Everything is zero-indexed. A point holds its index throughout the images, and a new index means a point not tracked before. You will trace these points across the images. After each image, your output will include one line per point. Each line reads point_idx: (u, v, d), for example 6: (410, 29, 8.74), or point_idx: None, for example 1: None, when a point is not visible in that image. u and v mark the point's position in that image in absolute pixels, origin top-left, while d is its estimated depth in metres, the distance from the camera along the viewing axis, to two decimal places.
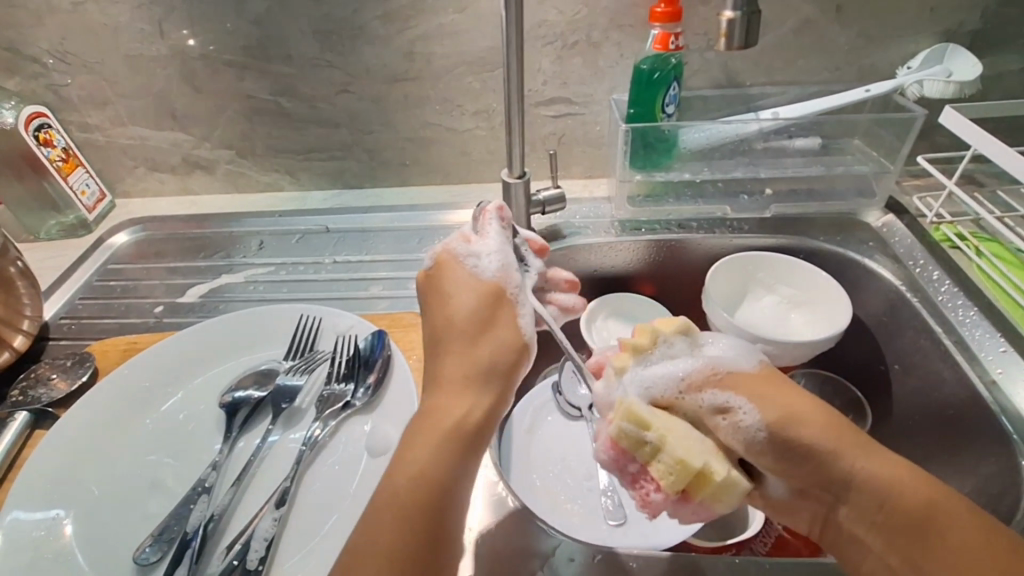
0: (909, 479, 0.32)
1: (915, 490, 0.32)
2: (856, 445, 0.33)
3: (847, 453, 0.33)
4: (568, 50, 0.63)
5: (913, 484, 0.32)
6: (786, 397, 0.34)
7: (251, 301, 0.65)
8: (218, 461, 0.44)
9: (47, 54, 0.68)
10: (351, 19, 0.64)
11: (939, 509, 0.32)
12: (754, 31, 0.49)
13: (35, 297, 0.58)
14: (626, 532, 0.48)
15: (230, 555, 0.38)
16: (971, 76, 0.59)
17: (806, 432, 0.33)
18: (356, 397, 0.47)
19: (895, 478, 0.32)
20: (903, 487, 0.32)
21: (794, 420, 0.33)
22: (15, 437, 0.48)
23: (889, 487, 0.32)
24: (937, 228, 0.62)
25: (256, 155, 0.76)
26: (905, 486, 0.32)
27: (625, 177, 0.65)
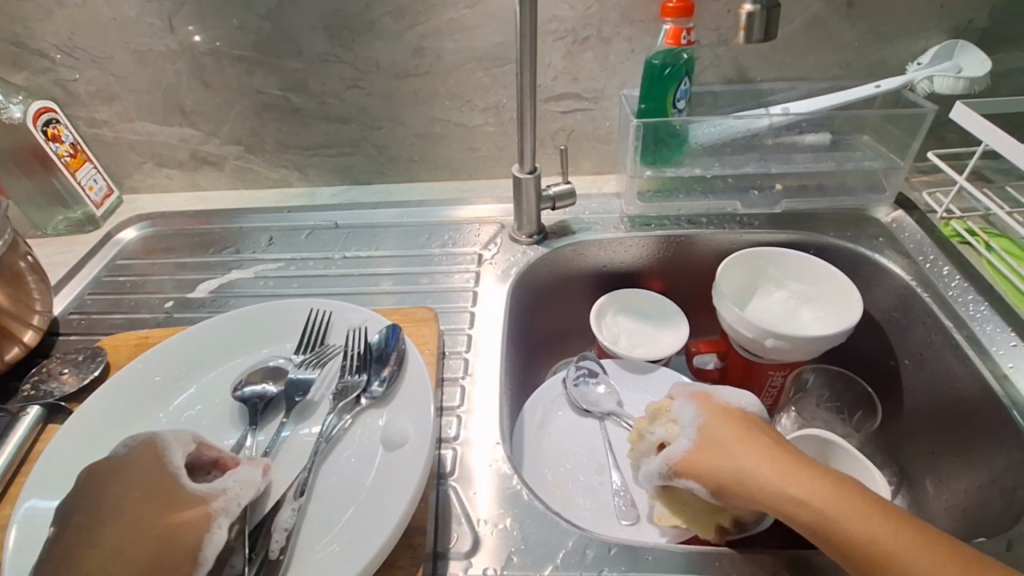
0: (829, 494, 0.36)
1: (837, 504, 0.35)
2: (778, 476, 0.38)
3: (755, 482, 0.38)
4: (578, 45, 0.63)
5: (837, 498, 0.36)
6: (715, 433, 0.42)
7: (261, 296, 0.65)
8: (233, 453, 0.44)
9: (55, 48, 0.68)
10: (361, 14, 0.64)
11: (858, 520, 0.34)
12: (773, 22, 0.49)
13: (45, 292, 0.58)
14: (640, 528, 0.47)
15: None
16: (980, 74, 0.59)
17: (731, 472, 0.39)
18: (372, 390, 0.47)
19: (817, 497, 0.36)
20: (824, 503, 0.36)
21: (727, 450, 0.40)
22: (28, 432, 0.48)
23: (808, 505, 0.36)
24: (947, 224, 0.62)
25: (264, 150, 0.76)
26: (828, 498, 0.36)
27: (635, 173, 0.65)
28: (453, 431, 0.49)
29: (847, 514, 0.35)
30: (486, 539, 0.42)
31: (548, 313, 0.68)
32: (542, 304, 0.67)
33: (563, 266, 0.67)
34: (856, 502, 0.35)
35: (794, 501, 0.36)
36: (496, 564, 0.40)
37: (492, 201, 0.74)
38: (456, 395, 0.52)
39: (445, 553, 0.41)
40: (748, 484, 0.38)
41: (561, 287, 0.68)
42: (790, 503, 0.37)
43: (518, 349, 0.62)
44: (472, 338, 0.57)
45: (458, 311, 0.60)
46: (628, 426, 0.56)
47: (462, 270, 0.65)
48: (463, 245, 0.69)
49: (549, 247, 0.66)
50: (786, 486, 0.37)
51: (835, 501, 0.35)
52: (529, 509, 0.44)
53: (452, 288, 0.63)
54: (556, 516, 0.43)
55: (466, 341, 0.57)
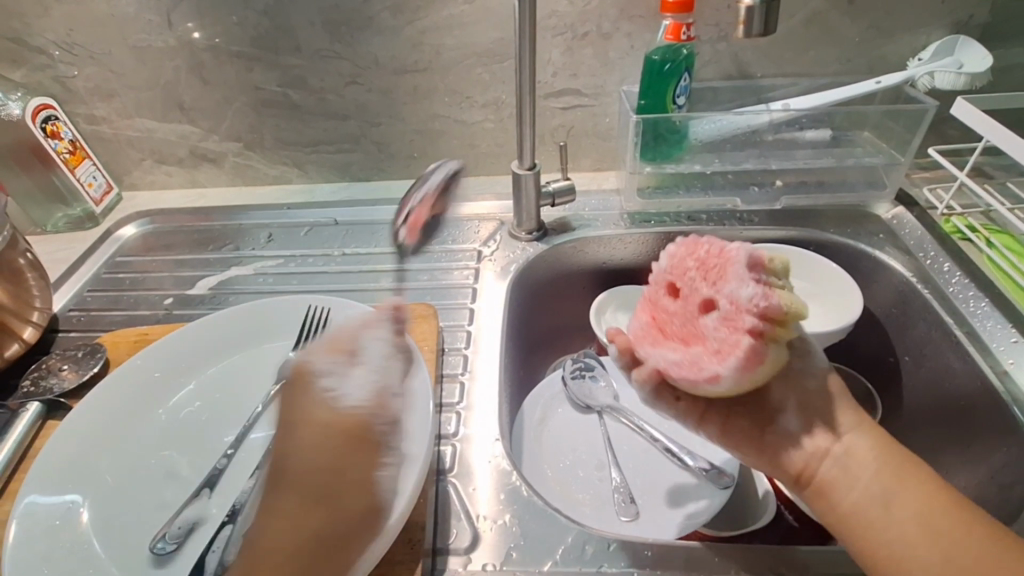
0: (938, 504, 0.33)
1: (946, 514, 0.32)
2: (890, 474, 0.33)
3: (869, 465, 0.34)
4: (578, 41, 0.63)
5: (942, 508, 0.33)
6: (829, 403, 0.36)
7: (260, 293, 0.65)
8: (233, 448, 0.45)
9: (54, 45, 0.68)
10: (360, 10, 0.64)
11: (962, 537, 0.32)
12: (773, 17, 0.49)
13: (45, 288, 0.58)
14: (639, 524, 0.47)
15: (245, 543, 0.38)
16: (982, 69, 0.59)
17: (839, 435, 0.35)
18: None
19: (930, 503, 0.33)
20: (933, 508, 0.32)
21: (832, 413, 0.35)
22: (27, 427, 0.48)
23: (918, 504, 0.33)
24: (948, 220, 0.62)
25: (264, 148, 0.76)
26: (939, 505, 0.33)
27: (635, 169, 0.65)
28: (452, 428, 0.49)
29: (951, 530, 0.32)
30: (486, 535, 0.42)
31: (548, 310, 0.68)
32: (542, 300, 0.67)
33: (562, 262, 0.67)
34: (959, 515, 0.33)
35: (908, 496, 0.33)
36: (495, 560, 0.40)
37: (491, 198, 0.73)
38: (456, 392, 0.52)
39: (444, 548, 0.41)
40: (866, 461, 0.34)
41: (561, 283, 0.68)
42: (897, 493, 0.33)
43: (518, 345, 0.62)
44: (471, 335, 0.57)
45: (458, 308, 0.60)
46: (627, 421, 0.55)
47: (462, 266, 0.65)
48: (462, 242, 0.69)
49: (548, 243, 0.66)
50: (902, 481, 0.33)
51: (944, 510, 0.32)
52: (527, 506, 0.43)
53: (452, 285, 0.63)
54: (555, 512, 0.43)
55: (465, 338, 0.57)
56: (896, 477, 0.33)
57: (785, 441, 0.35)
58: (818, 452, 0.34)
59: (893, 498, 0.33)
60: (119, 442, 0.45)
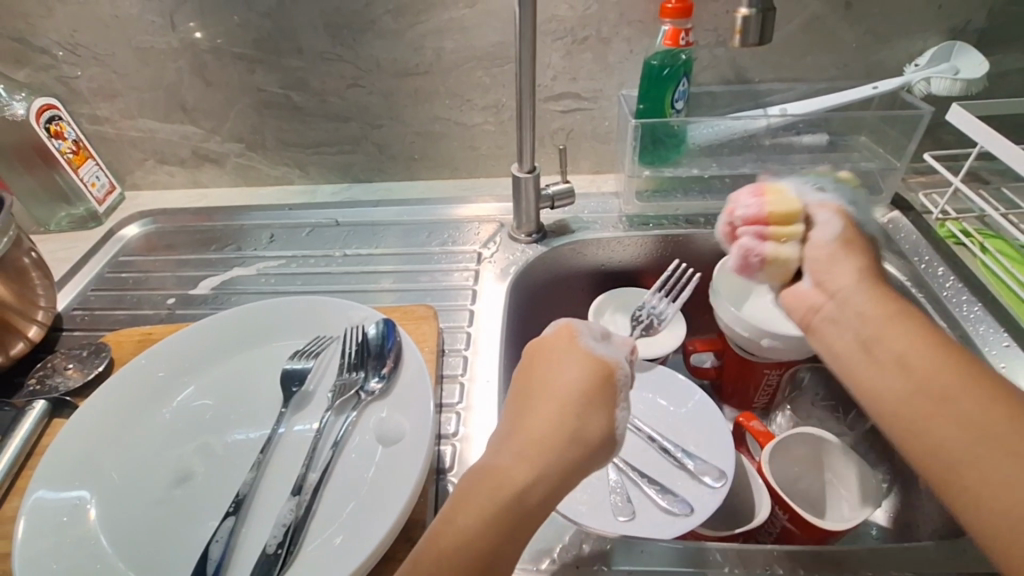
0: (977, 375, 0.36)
1: (984, 403, 0.34)
2: (940, 365, 0.37)
3: (921, 356, 0.38)
4: (577, 46, 0.64)
5: (990, 401, 0.34)
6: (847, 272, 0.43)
7: (262, 293, 0.65)
8: (265, 444, 0.45)
9: (57, 45, 0.69)
10: (362, 13, 0.64)
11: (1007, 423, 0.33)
12: (768, 27, 0.50)
13: (49, 287, 0.59)
14: (636, 525, 0.47)
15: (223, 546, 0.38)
16: (977, 75, 0.59)
17: (897, 348, 0.39)
18: (370, 386, 0.48)
19: (967, 405, 0.35)
20: (979, 404, 0.34)
21: (827, 264, 0.44)
22: (34, 425, 0.49)
23: (913, 358, 0.38)
24: (942, 225, 0.63)
25: (266, 148, 0.76)
26: (940, 395, 0.36)
27: (633, 173, 0.65)
28: (452, 428, 0.50)
29: (945, 386, 0.36)
30: None
31: (544, 309, 0.68)
32: (539, 302, 0.68)
33: (561, 264, 0.68)
34: (949, 355, 0.37)
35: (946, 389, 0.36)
36: None
37: (491, 200, 0.74)
38: (456, 392, 0.52)
39: None
40: (855, 314, 0.41)
41: (562, 285, 0.69)
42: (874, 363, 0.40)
43: (518, 345, 0.63)
44: (471, 336, 0.58)
45: (457, 309, 0.61)
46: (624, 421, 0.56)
47: (462, 268, 0.66)
48: (463, 244, 0.69)
49: (548, 245, 0.67)
50: (915, 356, 0.38)
51: (941, 364, 0.37)
52: None
53: (452, 287, 0.64)
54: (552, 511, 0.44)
55: (465, 339, 0.57)
56: (883, 334, 0.40)
57: (802, 299, 0.45)
58: (815, 305, 0.44)
59: (904, 428, 0.37)
60: (123, 442, 0.46)
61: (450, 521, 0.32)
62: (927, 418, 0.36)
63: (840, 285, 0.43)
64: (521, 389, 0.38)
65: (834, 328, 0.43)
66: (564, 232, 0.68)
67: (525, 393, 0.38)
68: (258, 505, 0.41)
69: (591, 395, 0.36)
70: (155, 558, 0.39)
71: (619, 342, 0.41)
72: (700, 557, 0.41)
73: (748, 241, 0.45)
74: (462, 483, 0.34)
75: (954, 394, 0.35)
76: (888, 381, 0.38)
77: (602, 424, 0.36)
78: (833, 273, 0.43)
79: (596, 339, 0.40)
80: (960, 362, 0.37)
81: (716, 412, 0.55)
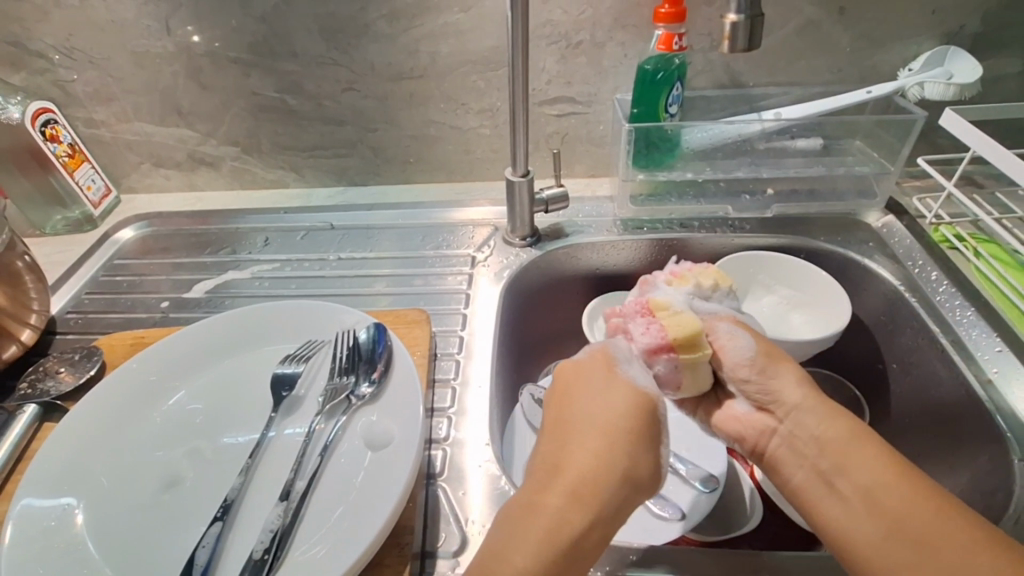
0: (912, 491, 0.35)
1: (918, 502, 0.35)
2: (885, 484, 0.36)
3: (859, 477, 0.37)
4: (571, 50, 0.64)
5: (913, 502, 0.35)
6: (773, 349, 0.43)
7: (256, 297, 0.65)
8: (254, 449, 0.45)
9: (53, 49, 0.69)
10: (356, 17, 0.65)
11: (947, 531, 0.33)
12: (757, 32, 0.50)
13: (43, 291, 0.59)
14: (628, 530, 0.47)
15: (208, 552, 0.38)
16: (971, 79, 0.60)
17: (857, 479, 0.37)
18: (360, 391, 0.48)
19: (899, 493, 0.35)
20: (910, 511, 0.34)
21: (773, 360, 0.43)
22: (24, 429, 0.49)
23: (864, 474, 0.37)
24: (936, 229, 0.63)
25: (261, 152, 0.76)
26: (869, 508, 0.36)
27: (627, 176, 0.66)
28: (443, 432, 0.49)
29: (886, 484, 0.36)
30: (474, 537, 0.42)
31: (539, 312, 0.68)
32: (533, 306, 0.67)
33: (555, 268, 0.68)
34: (918, 488, 0.35)
35: (864, 487, 0.36)
36: None
37: (486, 203, 0.74)
38: (447, 397, 0.52)
39: (432, 551, 0.41)
40: (810, 439, 0.40)
41: (554, 289, 0.69)
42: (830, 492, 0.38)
43: (511, 348, 0.62)
44: (464, 340, 0.58)
45: (450, 313, 0.61)
46: None
47: (456, 272, 0.66)
48: (457, 247, 0.69)
49: (541, 249, 0.67)
50: (854, 462, 0.37)
51: (890, 479, 0.36)
52: None
53: (446, 290, 0.64)
54: None
55: (458, 343, 0.57)
56: (840, 463, 0.38)
57: (745, 423, 0.44)
58: (768, 429, 0.42)
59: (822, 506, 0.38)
60: (113, 447, 0.45)
61: (537, 506, 0.34)
62: (867, 509, 0.36)
63: (788, 400, 0.41)
64: (556, 416, 0.39)
65: (810, 422, 0.40)
66: (560, 236, 0.68)
67: (561, 426, 0.38)
68: (246, 511, 0.41)
69: (637, 423, 0.37)
70: (141, 563, 0.38)
71: (642, 363, 0.41)
72: (688, 560, 0.41)
73: (720, 328, 0.44)
74: (507, 509, 0.35)
75: (898, 519, 0.35)
76: (827, 496, 0.38)
77: (646, 458, 0.36)
78: (739, 343, 0.42)
79: (629, 363, 0.41)
80: (902, 475, 0.36)
81: None
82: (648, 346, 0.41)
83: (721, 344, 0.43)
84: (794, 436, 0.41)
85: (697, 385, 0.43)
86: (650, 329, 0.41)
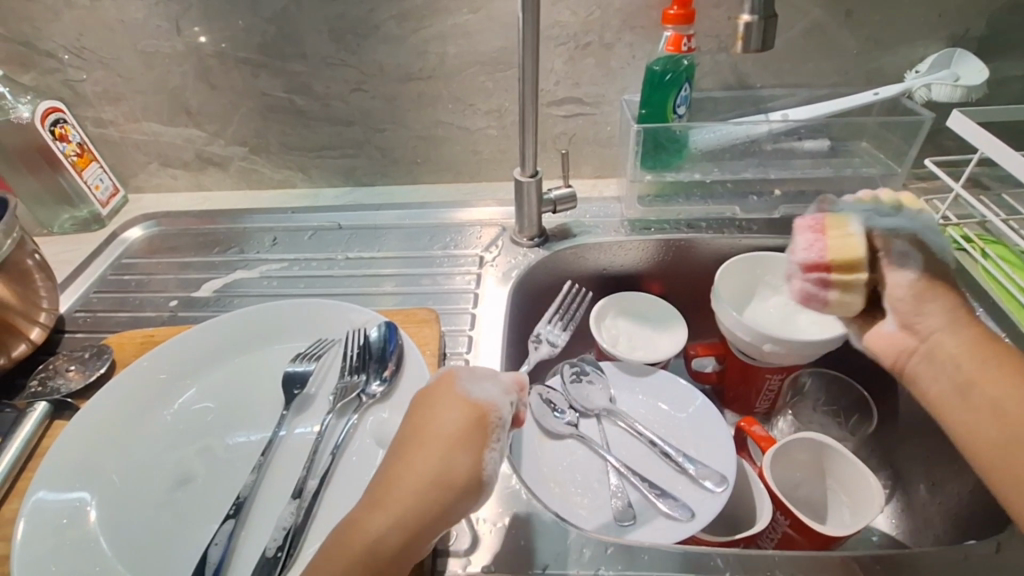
0: (1022, 405, 0.36)
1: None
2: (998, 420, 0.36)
3: (999, 396, 0.37)
4: (580, 51, 0.64)
5: (1023, 423, 0.36)
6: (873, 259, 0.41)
7: (265, 296, 0.66)
8: (266, 447, 0.45)
9: (63, 49, 0.69)
10: (365, 18, 0.65)
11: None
12: (771, 33, 0.50)
13: (52, 289, 0.59)
14: (637, 531, 0.47)
15: (220, 550, 0.38)
16: (977, 83, 0.60)
17: (996, 398, 0.37)
18: (371, 389, 0.48)
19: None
20: None
21: (927, 296, 0.39)
22: (35, 427, 0.49)
23: (992, 391, 0.37)
24: (943, 230, 0.63)
25: (269, 152, 0.77)
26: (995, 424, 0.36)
27: (636, 177, 0.66)
28: None
29: (1015, 405, 0.36)
30: (486, 537, 0.42)
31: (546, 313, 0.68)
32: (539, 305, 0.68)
33: (563, 268, 0.68)
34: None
35: (1000, 405, 0.37)
36: (495, 562, 0.41)
37: (494, 204, 0.74)
38: None
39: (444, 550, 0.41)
40: (951, 362, 0.39)
41: (561, 290, 0.69)
42: (971, 405, 0.38)
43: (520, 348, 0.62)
44: (473, 339, 0.58)
45: (459, 312, 0.61)
46: (626, 425, 0.56)
47: (464, 271, 0.66)
48: (465, 247, 0.70)
49: (549, 249, 0.67)
50: (999, 387, 0.37)
51: (993, 373, 0.37)
52: (527, 508, 0.44)
53: (454, 290, 0.64)
54: (553, 516, 0.43)
55: (467, 343, 0.57)
56: (975, 378, 0.38)
57: (885, 343, 0.42)
58: (906, 350, 0.41)
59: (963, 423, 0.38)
60: (125, 445, 0.46)
61: (361, 524, 0.34)
62: (1003, 429, 0.36)
63: (929, 326, 0.39)
64: (417, 423, 0.38)
65: (925, 378, 0.40)
66: (567, 236, 0.68)
67: (418, 434, 0.37)
68: (259, 509, 0.41)
69: (468, 435, 0.36)
70: (154, 562, 0.38)
71: (505, 383, 0.41)
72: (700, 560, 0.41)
73: (804, 241, 0.42)
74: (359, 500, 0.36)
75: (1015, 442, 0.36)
76: (967, 410, 0.38)
77: (468, 466, 0.35)
78: (820, 245, 0.41)
79: (475, 381, 0.40)
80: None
81: (718, 416, 0.55)
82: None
83: (819, 246, 0.41)
84: (930, 358, 0.40)
85: (846, 307, 0.42)
86: (814, 242, 0.41)
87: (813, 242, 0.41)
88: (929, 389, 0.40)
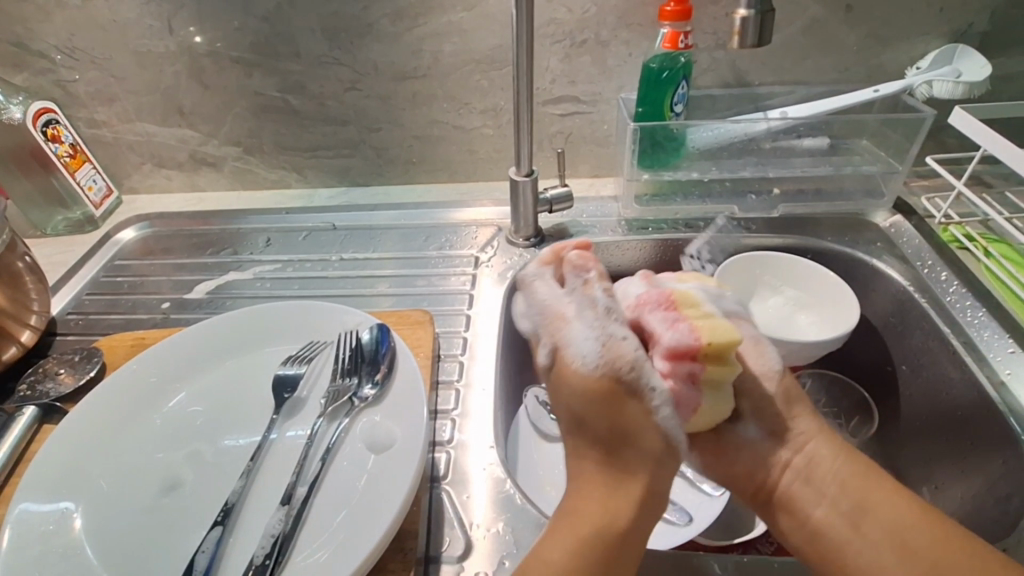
0: (950, 538, 0.35)
1: (950, 546, 0.34)
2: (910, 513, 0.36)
3: (893, 522, 0.36)
4: (576, 49, 0.63)
5: (956, 544, 0.34)
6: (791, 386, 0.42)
7: (258, 297, 0.65)
8: (256, 452, 0.45)
9: (55, 49, 0.68)
10: (359, 16, 0.64)
11: (968, 569, 0.33)
12: (767, 28, 0.49)
13: (43, 291, 0.58)
14: None
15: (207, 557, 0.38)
16: (980, 78, 0.59)
17: (879, 520, 0.36)
18: (363, 393, 0.47)
19: (921, 530, 0.35)
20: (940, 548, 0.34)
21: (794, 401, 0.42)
22: (23, 431, 0.48)
23: (886, 513, 0.36)
24: (945, 229, 0.62)
25: (263, 152, 0.76)
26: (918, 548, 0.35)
27: (632, 176, 0.65)
28: (447, 434, 0.49)
29: (902, 522, 0.36)
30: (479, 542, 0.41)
31: None
32: None
33: None
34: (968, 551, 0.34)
35: (889, 529, 0.36)
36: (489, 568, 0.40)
37: (490, 204, 0.74)
38: (451, 399, 0.52)
39: (437, 556, 0.40)
40: (829, 475, 0.39)
41: None
42: (850, 539, 0.36)
43: (515, 349, 0.61)
44: (467, 341, 0.57)
45: (454, 314, 0.60)
46: None
47: (459, 272, 0.65)
48: (460, 248, 0.69)
49: (545, 250, 0.66)
50: (872, 502, 0.37)
51: (918, 511, 0.36)
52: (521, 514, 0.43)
53: (449, 291, 0.63)
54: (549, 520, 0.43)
55: (461, 344, 0.57)
56: (863, 501, 0.37)
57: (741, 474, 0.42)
58: (779, 462, 0.41)
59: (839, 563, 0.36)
60: (113, 450, 0.45)
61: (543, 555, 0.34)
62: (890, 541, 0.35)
63: (800, 429, 0.41)
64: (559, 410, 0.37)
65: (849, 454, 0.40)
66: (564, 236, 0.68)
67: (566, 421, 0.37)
68: (247, 515, 0.41)
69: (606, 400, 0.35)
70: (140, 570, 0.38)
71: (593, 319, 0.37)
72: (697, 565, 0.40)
73: (743, 329, 0.41)
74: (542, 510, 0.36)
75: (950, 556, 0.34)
76: (847, 542, 0.36)
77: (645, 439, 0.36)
78: (764, 355, 0.42)
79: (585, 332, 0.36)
80: (929, 518, 0.36)
81: None
82: (677, 343, 0.35)
83: (747, 354, 0.42)
84: (809, 479, 0.39)
85: (716, 408, 0.38)
86: (677, 324, 0.36)
87: (747, 343, 0.42)
88: (807, 519, 0.39)
